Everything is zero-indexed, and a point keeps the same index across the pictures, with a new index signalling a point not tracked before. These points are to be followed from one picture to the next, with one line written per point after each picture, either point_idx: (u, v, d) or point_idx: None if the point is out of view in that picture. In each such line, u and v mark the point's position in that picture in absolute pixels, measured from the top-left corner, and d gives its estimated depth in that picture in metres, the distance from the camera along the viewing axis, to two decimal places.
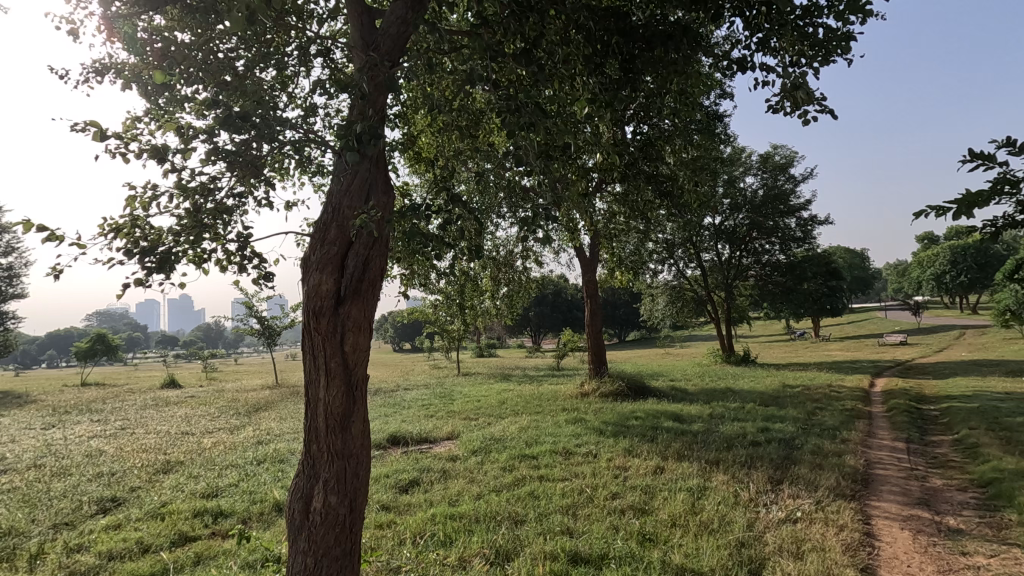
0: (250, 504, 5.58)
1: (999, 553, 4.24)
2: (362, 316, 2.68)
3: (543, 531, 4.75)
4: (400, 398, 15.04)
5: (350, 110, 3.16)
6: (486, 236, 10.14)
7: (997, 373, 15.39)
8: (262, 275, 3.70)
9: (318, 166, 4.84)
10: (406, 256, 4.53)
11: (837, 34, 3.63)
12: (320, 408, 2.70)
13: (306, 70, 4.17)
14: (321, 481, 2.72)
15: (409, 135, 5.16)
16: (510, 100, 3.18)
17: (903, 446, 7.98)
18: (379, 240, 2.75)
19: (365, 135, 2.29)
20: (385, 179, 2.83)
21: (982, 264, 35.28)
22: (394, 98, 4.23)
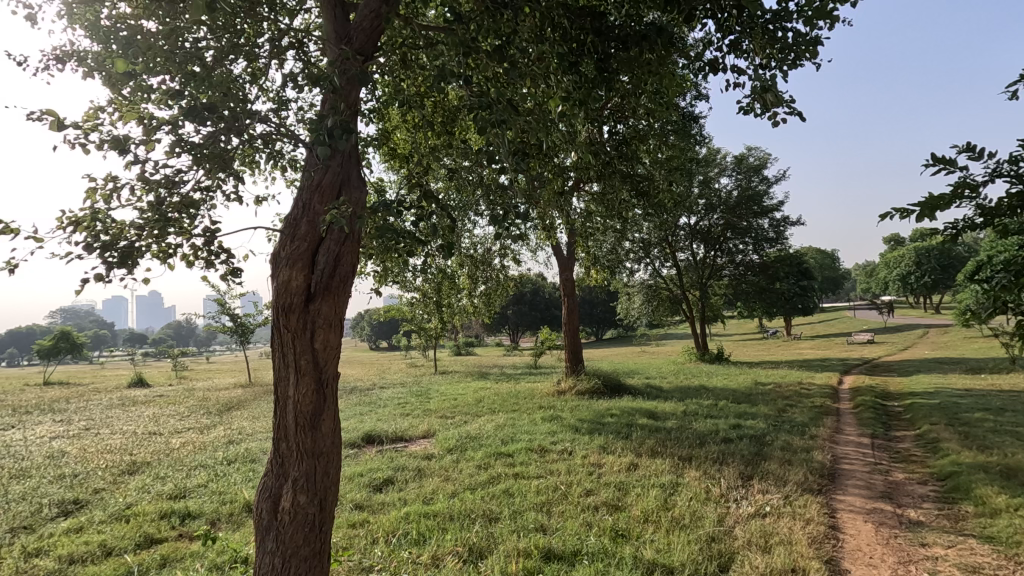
0: (219, 505, 5.47)
1: (956, 544, 4.39)
2: (335, 313, 2.64)
3: (517, 529, 4.75)
4: (376, 396, 14.88)
5: (322, 105, 3.11)
6: (464, 234, 10.12)
7: (958, 371, 15.94)
8: (230, 270, 3.65)
9: (293, 161, 4.78)
10: (380, 253, 4.49)
11: (804, 39, 3.72)
12: (289, 406, 2.64)
13: (278, 62, 4.12)
14: (290, 481, 2.67)
15: (384, 131, 5.12)
16: (483, 97, 3.18)
17: (868, 442, 8.20)
18: (351, 235, 2.70)
19: (336, 130, 2.23)
20: (359, 174, 2.77)
21: (944, 265, 36.59)
22: (368, 93, 4.19)
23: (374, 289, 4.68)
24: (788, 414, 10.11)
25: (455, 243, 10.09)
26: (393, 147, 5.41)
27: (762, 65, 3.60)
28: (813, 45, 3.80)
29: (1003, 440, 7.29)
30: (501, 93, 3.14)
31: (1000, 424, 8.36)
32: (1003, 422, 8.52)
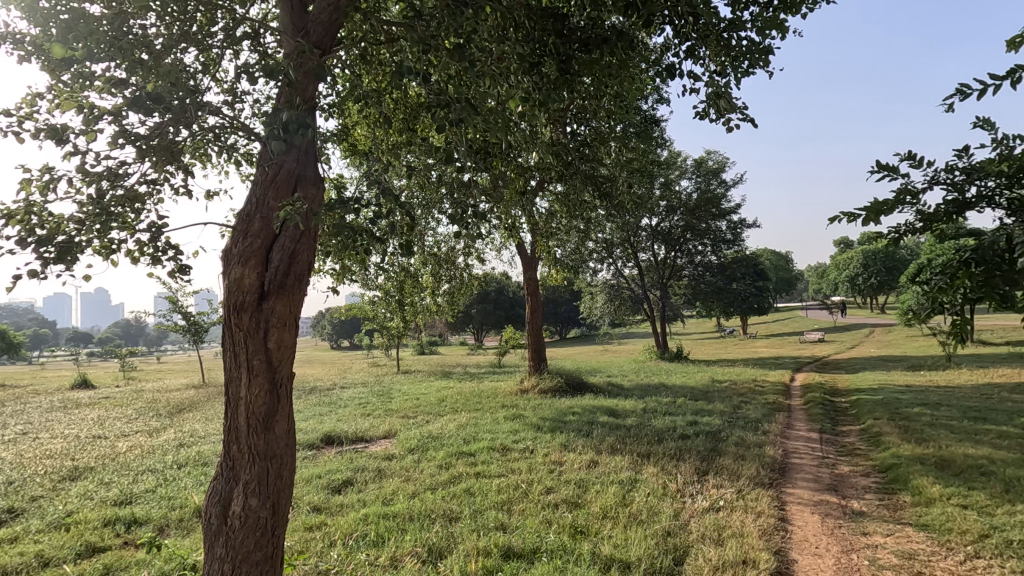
0: (169, 510, 5.27)
1: (894, 532, 4.62)
2: (290, 312, 2.57)
3: (477, 528, 4.75)
4: (337, 396, 14.61)
5: (277, 99, 3.03)
6: (427, 232, 10.04)
7: (900, 368, 16.81)
8: (179, 267, 3.52)
9: (248, 155, 4.65)
10: (339, 251, 4.42)
11: (753, 47, 3.89)
12: (241, 407, 2.56)
13: (233, 53, 4.00)
14: (241, 484, 2.59)
15: (344, 126, 5.01)
16: (441, 95, 3.21)
17: (817, 436, 8.54)
18: (307, 232, 2.63)
19: (292, 124, 2.16)
20: (316, 170, 2.70)
21: (889, 268, 38.57)
22: (328, 87, 4.11)
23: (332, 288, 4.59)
24: (742, 411, 10.44)
25: (419, 241, 10.01)
26: (353, 142, 5.32)
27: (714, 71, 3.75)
28: (763, 54, 3.96)
29: (939, 433, 7.71)
30: (458, 92, 3.18)
31: (936, 419, 8.85)
32: (939, 416, 9.03)
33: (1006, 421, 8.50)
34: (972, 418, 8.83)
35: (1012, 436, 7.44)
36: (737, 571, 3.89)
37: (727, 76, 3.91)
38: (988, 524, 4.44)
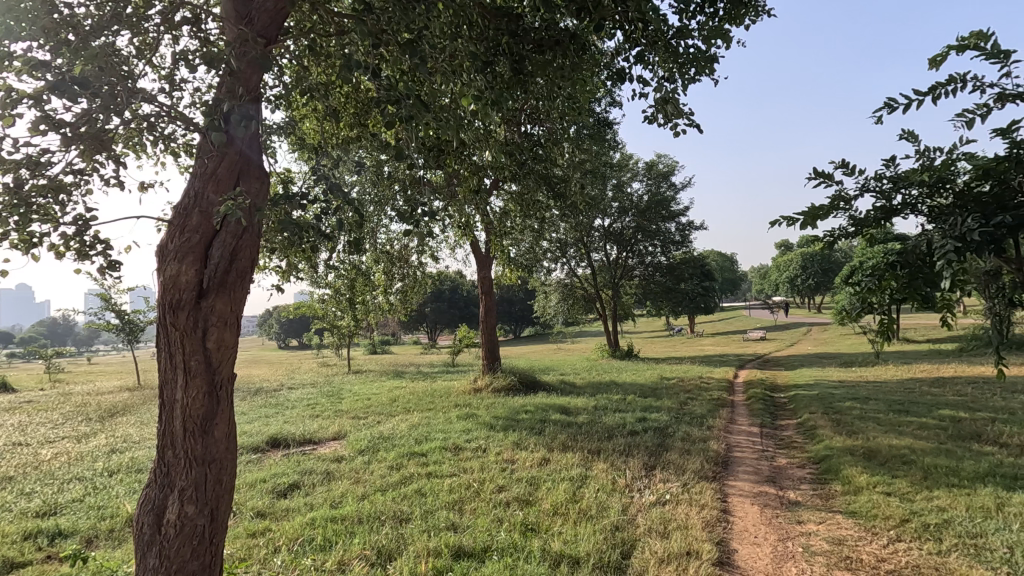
0: (98, 520, 4.96)
1: (826, 520, 4.88)
2: (231, 310, 2.45)
3: (427, 528, 4.70)
4: (284, 397, 14.15)
5: (218, 88, 2.89)
6: (379, 230, 9.87)
7: (833, 365, 17.81)
8: (110, 263, 3.32)
9: (187, 146, 4.43)
10: (285, 248, 4.28)
11: (698, 56, 4.04)
12: (177, 411, 2.42)
13: (171, 37, 3.81)
14: (177, 491, 2.46)
15: (292, 118, 4.86)
16: (391, 91, 3.18)
17: (757, 430, 8.92)
18: (250, 227, 2.52)
19: (234, 116, 2.07)
20: (260, 164, 2.59)
21: (825, 270, 40.78)
22: (274, 78, 3.97)
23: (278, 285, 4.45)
24: (688, 407, 10.79)
25: (371, 239, 9.81)
26: (301, 136, 5.16)
27: (662, 76, 3.88)
28: (708, 63, 4.12)
29: (867, 425, 8.19)
30: (407, 88, 3.15)
31: (865, 412, 9.42)
32: (867, 410, 9.59)
33: (925, 413, 9.14)
34: (896, 411, 9.44)
35: (931, 427, 7.98)
36: (681, 562, 4.01)
37: (675, 82, 4.04)
38: (908, 510, 4.74)
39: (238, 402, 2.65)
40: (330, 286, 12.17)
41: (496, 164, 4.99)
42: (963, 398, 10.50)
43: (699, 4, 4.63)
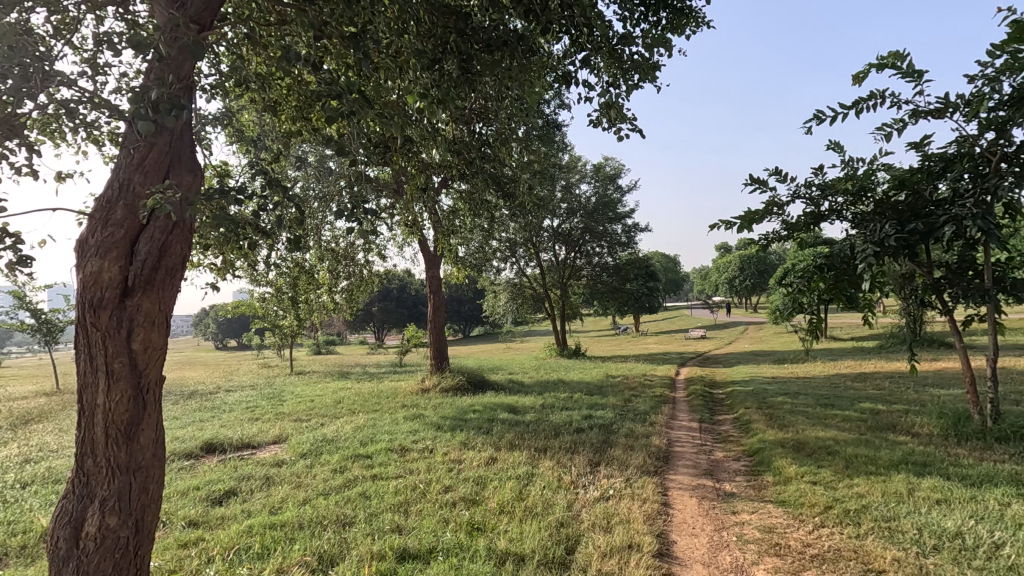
0: (7, 537, 4.59)
1: (758, 509, 5.13)
2: (159, 310, 2.32)
3: (372, 531, 4.62)
4: (221, 400, 13.54)
5: (148, 76, 2.74)
6: (323, 227, 9.61)
7: (767, 362, 18.74)
8: (22, 257, 3.08)
9: (113, 134, 4.18)
10: (223, 245, 4.11)
11: (640, 64, 4.18)
12: (98, 417, 2.26)
13: (94, 17, 3.59)
14: (97, 502, 2.31)
15: (230, 110, 4.67)
16: (332, 85, 3.12)
17: (697, 426, 9.29)
18: (180, 223, 2.39)
19: (163, 104, 1.97)
20: (193, 156, 2.46)
21: (760, 272, 42.85)
22: (210, 66, 3.81)
23: (213, 283, 4.27)
24: (632, 404, 11.09)
25: (315, 236, 9.52)
26: (239, 127, 4.96)
27: (606, 82, 3.99)
28: (652, 70, 4.26)
29: (796, 419, 8.67)
30: (349, 85, 3.11)
31: (795, 406, 9.97)
32: (797, 404, 10.15)
33: (849, 407, 9.77)
34: (823, 405, 10.04)
35: (853, 419, 8.54)
36: (622, 555, 4.11)
37: (618, 88, 4.18)
38: (831, 497, 5.04)
39: (166, 406, 2.51)
40: (271, 284, 11.74)
41: (444, 162, 4.99)
42: (882, 391, 11.27)
43: (643, 13, 4.78)
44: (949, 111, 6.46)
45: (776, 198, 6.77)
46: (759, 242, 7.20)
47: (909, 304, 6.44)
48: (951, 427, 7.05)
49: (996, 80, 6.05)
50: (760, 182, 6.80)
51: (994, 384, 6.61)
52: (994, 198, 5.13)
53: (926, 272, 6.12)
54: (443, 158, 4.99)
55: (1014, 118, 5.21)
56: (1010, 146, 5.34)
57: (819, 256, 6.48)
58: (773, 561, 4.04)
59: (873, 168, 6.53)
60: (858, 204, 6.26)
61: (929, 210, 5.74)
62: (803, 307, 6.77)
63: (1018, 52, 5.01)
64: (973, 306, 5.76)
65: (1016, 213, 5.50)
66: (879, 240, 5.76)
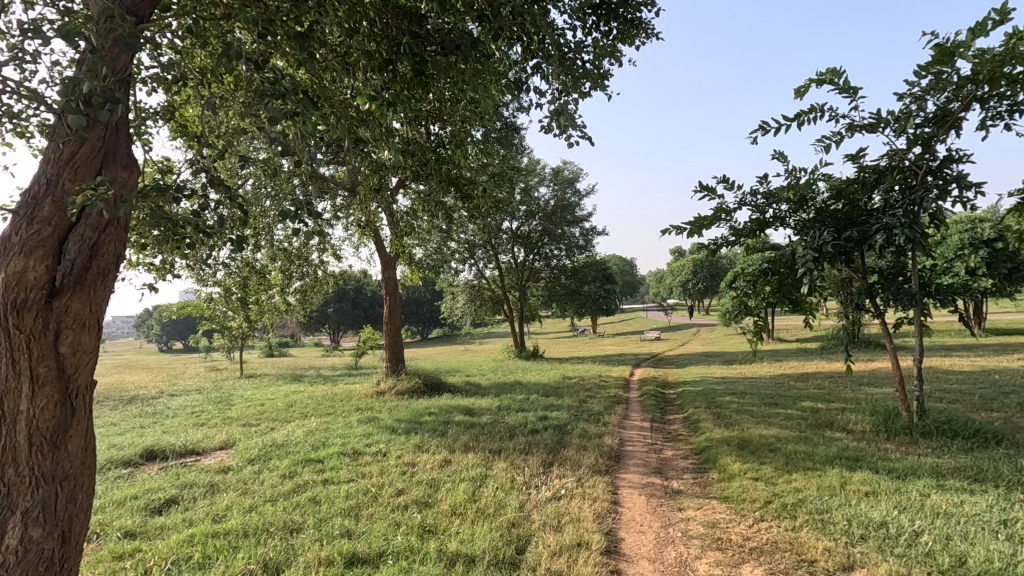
0: None
1: (703, 505, 5.35)
2: (89, 310, 2.26)
3: (320, 537, 4.58)
4: (163, 405, 13.01)
5: (79, 66, 2.62)
6: (275, 226, 9.41)
7: (717, 362, 19.45)
8: None
9: (45, 126, 4.00)
10: (163, 245, 3.99)
11: (591, 72, 4.31)
12: (20, 425, 2.14)
13: (23, 3, 3.43)
14: (18, 515, 2.17)
15: (175, 106, 4.54)
16: (276, 84, 3.14)
17: (648, 425, 9.58)
18: (112, 222, 2.35)
19: (97, 99, 1.93)
20: (128, 152, 2.41)
21: (712, 275, 44.41)
22: (151, 58, 3.70)
23: (153, 285, 4.17)
24: (587, 404, 11.33)
25: (265, 235, 9.30)
26: (182, 123, 4.82)
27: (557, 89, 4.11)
28: (602, 79, 4.41)
29: (742, 418, 9.06)
30: (295, 86, 3.10)
31: (741, 405, 10.40)
32: (743, 403, 10.59)
33: (791, 405, 10.28)
34: (767, 404, 10.52)
35: (794, 417, 8.99)
36: (571, 554, 4.22)
37: (568, 96, 4.31)
38: (770, 492, 5.31)
39: (92, 413, 2.43)
40: (219, 284, 11.37)
41: (400, 164, 5.02)
42: (821, 391, 11.89)
43: (595, 23, 4.94)
44: (881, 126, 6.92)
45: (723, 205, 7.11)
46: (709, 247, 7.53)
47: (847, 307, 6.82)
48: (882, 424, 7.50)
49: (922, 99, 6.53)
50: (708, 189, 7.17)
51: (920, 383, 7.09)
52: (920, 209, 5.54)
53: (861, 278, 6.53)
54: (398, 160, 5.02)
55: (937, 134, 5.65)
56: (934, 160, 5.76)
57: (764, 261, 6.85)
58: (714, 554, 4.24)
59: (813, 177, 6.93)
60: (801, 212, 6.62)
61: (863, 219, 6.13)
62: (749, 310, 7.13)
63: (940, 73, 5.41)
64: (902, 309, 6.20)
65: (938, 223, 5.95)
66: (818, 247, 6.14)
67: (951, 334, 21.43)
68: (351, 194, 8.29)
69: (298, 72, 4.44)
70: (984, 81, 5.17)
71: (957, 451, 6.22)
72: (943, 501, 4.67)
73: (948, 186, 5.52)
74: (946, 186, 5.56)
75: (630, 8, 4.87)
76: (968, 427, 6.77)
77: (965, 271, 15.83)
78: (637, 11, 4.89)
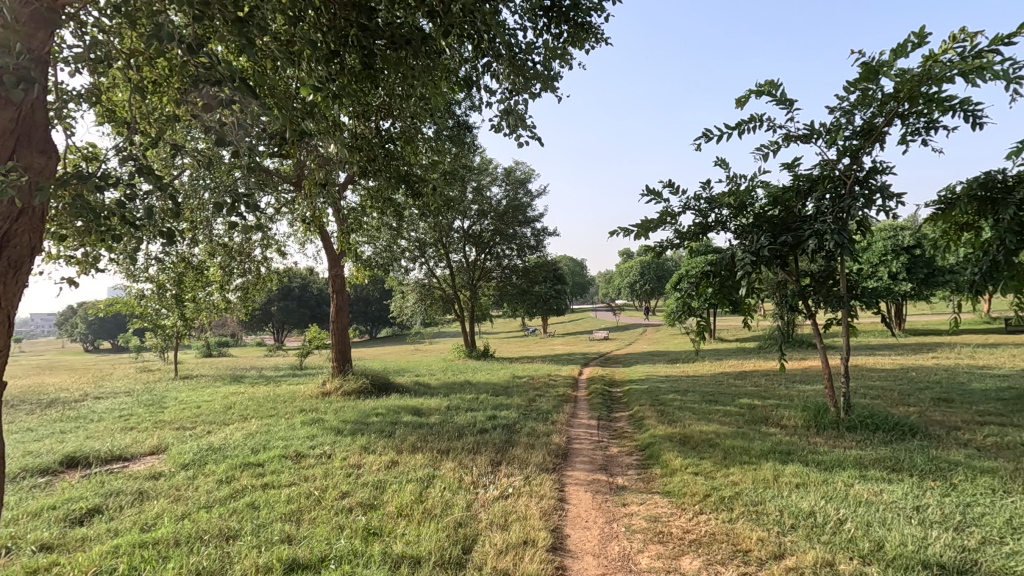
0: None
1: (646, 500, 5.48)
2: (1, 307, 2.08)
3: (258, 543, 4.39)
4: (87, 409, 12.13)
5: None
6: (214, 220, 8.96)
7: (662, 361, 20.04)
8: None
9: None
10: (85, 236, 3.72)
11: (541, 74, 4.35)
12: None
13: None
14: None
15: (101, 88, 4.24)
16: (211, 71, 2.97)
17: (595, 423, 9.74)
18: (27, 211, 2.19)
19: (11, 78, 1.79)
20: (46, 137, 2.27)
21: (659, 277, 45.72)
22: (73, 36, 3.44)
23: (74, 280, 3.89)
24: (536, 403, 11.40)
25: (203, 229, 8.84)
26: (110, 107, 4.51)
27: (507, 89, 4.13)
28: (552, 81, 4.46)
29: (684, 414, 9.36)
30: (232, 73, 2.95)
31: (684, 402, 10.74)
32: (685, 400, 10.95)
33: (730, 402, 10.70)
34: (708, 401, 10.92)
35: (732, 413, 9.38)
36: (517, 551, 4.23)
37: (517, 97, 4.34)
38: (709, 486, 5.50)
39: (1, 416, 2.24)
40: (151, 280, 10.73)
41: (347, 160, 4.90)
42: (759, 388, 12.44)
43: (546, 25, 4.98)
44: (814, 137, 7.30)
45: (669, 208, 7.34)
46: (655, 249, 7.73)
47: (782, 308, 7.17)
48: (812, 419, 7.91)
49: (851, 113, 6.94)
50: (655, 193, 7.40)
51: (847, 380, 7.52)
52: (848, 216, 5.88)
53: (795, 281, 6.89)
54: (345, 156, 4.90)
55: (863, 147, 6.02)
56: (861, 171, 6.13)
57: (706, 264, 7.12)
58: (656, 548, 4.35)
59: (753, 184, 7.24)
60: (740, 217, 6.90)
61: (797, 224, 6.48)
62: (692, 311, 7.36)
63: (868, 89, 5.75)
64: (831, 311, 6.58)
65: (864, 230, 6.32)
66: (755, 251, 6.43)
67: (875, 334, 22.94)
68: (296, 189, 7.99)
69: (239, 59, 4.25)
70: (904, 98, 5.55)
71: (878, 444, 6.65)
72: (865, 491, 4.98)
73: (873, 195, 5.88)
74: (871, 195, 5.94)
75: (581, 12, 4.93)
76: (888, 421, 7.25)
77: (888, 275, 17.16)
78: (587, 15, 4.97)
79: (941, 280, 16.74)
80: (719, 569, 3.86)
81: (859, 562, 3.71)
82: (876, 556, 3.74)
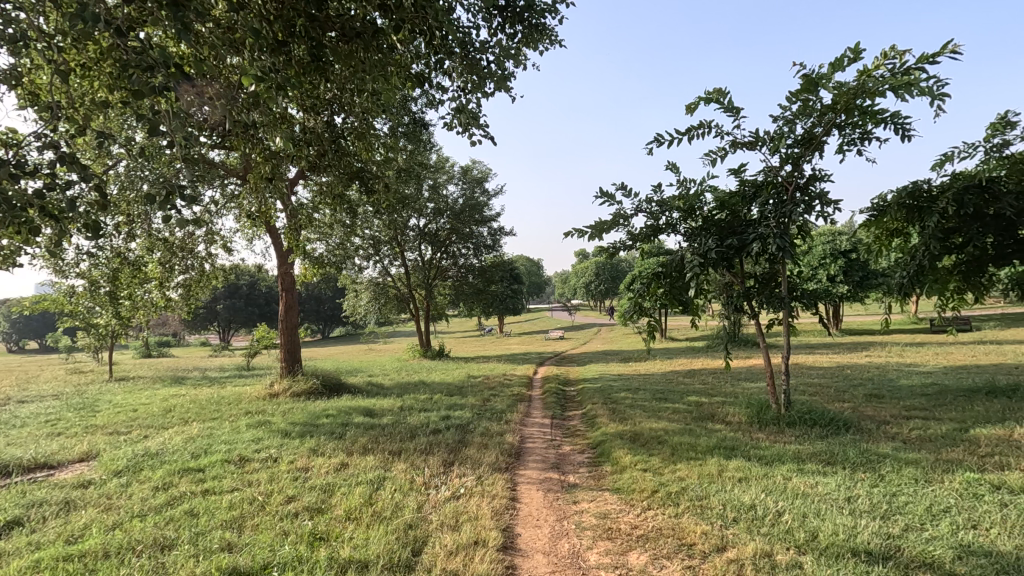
0: None
1: (596, 497, 5.54)
2: None
3: (196, 553, 4.16)
4: (8, 414, 11.27)
5: None
6: (152, 212, 8.46)
7: (615, 360, 20.38)
8: None
9: None
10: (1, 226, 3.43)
11: (494, 74, 4.33)
12: None
13: None
14: None
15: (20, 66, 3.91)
16: (142, 56, 2.78)
17: (548, 422, 9.79)
18: None
19: None
20: None
21: (613, 278, 46.51)
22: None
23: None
24: (490, 403, 11.35)
25: (139, 222, 8.35)
26: (32, 88, 4.15)
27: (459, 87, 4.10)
28: (505, 80, 4.44)
29: (635, 412, 9.53)
30: (165, 58, 2.77)
31: (635, 401, 10.92)
32: (636, 398, 11.14)
33: (679, 399, 10.97)
34: (659, 399, 11.15)
35: (681, 411, 9.61)
36: (468, 552, 4.18)
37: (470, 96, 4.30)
38: (657, 481, 5.61)
39: None
40: (82, 276, 10.05)
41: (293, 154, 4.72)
42: (706, 385, 12.81)
43: (500, 25, 4.96)
44: (759, 144, 7.56)
45: (621, 210, 7.43)
46: (608, 250, 7.82)
47: (728, 308, 7.39)
48: (755, 415, 8.21)
49: (793, 122, 7.22)
50: (608, 194, 7.48)
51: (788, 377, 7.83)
52: (790, 220, 6.12)
53: (740, 282, 7.12)
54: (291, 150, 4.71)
55: (804, 155, 6.28)
56: (802, 178, 6.39)
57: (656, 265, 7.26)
58: (605, 544, 4.39)
59: (702, 188, 7.43)
60: (690, 220, 7.06)
61: (743, 228, 6.68)
62: (643, 311, 7.47)
63: (808, 100, 6.00)
64: (773, 311, 6.83)
65: (804, 234, 6.60)
66: (703, 253, 6.61)
67: (814, 334, 24.06)
68: (241, 182, 7.65)
69: (177, 44, 4.00)
70: (841, 110, 5.82)
71: (815, 438, 6.96)
72: (803, 483, 5.19)
73: (812, 201, 6.14)
74: (811, 201, 6.20)
75: (535, 13, 4.94)
76: (825, 416, 7.61)
77: (826, 277, 18.01)
78: (542, 16, 4.97)
79: (874, 282, 17.71)
80: (665, 564, 3.93)
81: (795, 552, 3.85)
82: (811, 545, 3.90)
